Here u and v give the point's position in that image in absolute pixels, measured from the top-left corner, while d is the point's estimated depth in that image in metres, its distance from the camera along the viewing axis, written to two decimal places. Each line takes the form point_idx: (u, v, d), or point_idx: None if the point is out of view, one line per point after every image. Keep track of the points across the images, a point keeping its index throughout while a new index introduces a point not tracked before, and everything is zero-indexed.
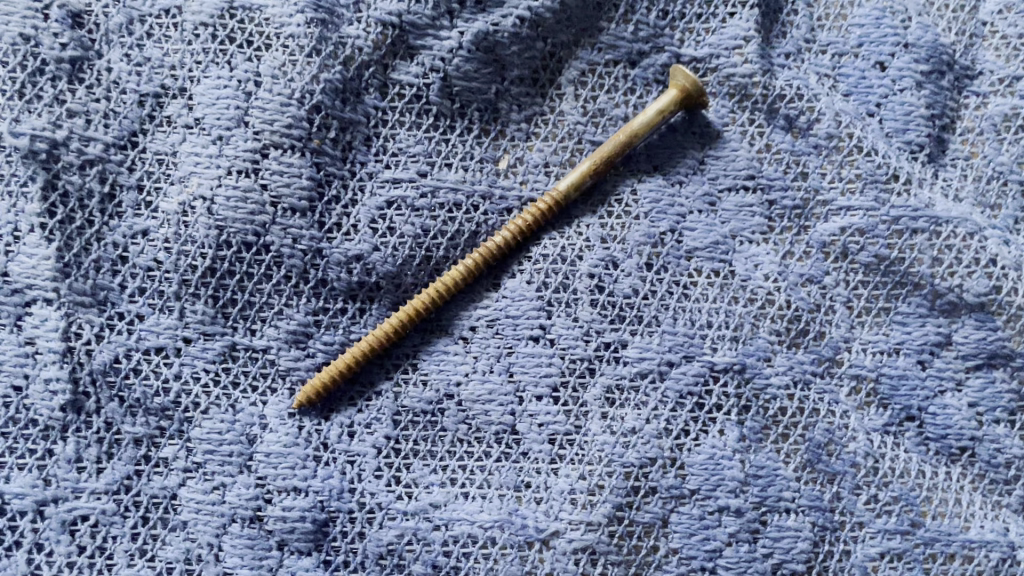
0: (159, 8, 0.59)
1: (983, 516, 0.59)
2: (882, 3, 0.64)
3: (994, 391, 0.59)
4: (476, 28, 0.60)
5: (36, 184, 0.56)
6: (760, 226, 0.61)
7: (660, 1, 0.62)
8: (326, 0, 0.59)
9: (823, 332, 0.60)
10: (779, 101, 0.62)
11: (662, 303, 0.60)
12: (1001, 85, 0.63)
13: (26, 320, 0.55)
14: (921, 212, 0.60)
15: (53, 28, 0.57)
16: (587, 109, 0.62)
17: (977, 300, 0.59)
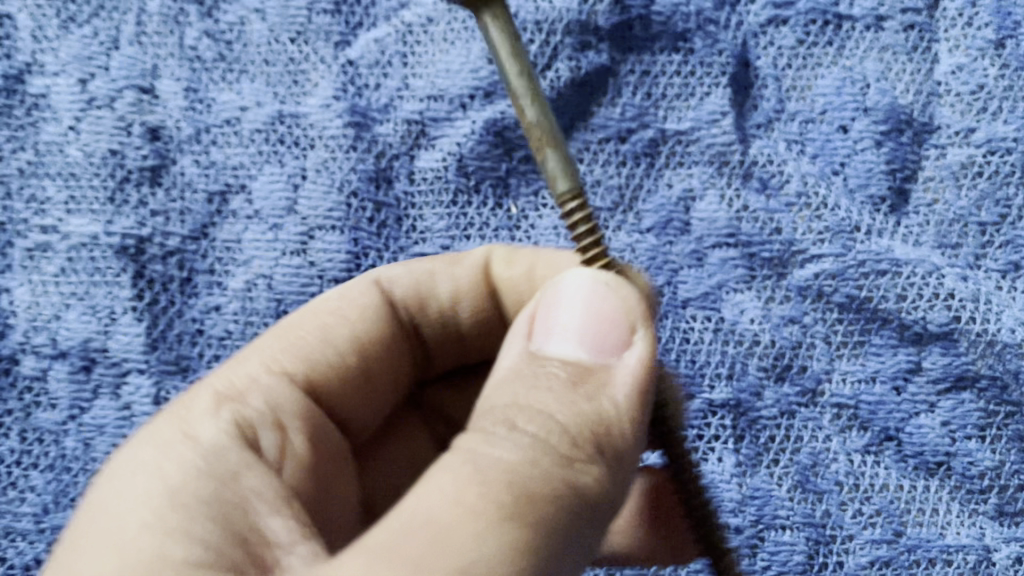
0: (221, 120, 0.71)
1: (960, 523, 0.65)
2: (843, 72, 0.72)
3: (963, 411, 0.66)
4: (486, 116, 0.70)
5: (127, 273, 0.68)
6: (743, 277, 0.69)
7: (643, 86, 0.73)
8: (360, 109, 0.71)
9: (806, 366, 0.68)
10: (753, 166, 0.71)
11: (665, 346, 0.69)
12: (958, 137, 0.70)
13: (124, 388, 0.66)
14: (881, 256, 0.68)
15: (135, 143, 0.70)
16: (587, 180, 0.72)
17: (941, 329, 0.67)
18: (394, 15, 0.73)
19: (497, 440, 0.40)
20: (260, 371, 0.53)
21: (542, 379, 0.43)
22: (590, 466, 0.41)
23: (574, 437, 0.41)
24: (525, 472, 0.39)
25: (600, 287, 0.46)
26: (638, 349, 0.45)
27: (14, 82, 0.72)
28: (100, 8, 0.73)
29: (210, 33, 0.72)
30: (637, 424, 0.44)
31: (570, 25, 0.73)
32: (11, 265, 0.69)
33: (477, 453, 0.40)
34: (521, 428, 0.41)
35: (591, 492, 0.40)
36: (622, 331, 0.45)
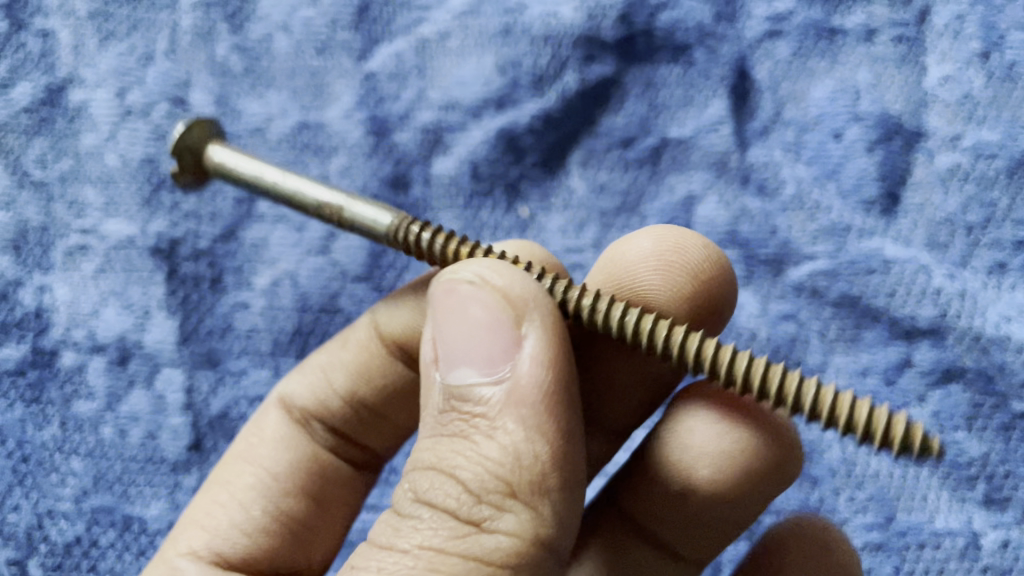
0: (251, 129, 0.76)
1: (949, 509, 0.66)
2: (836, 83, 0.76)
3: (951, 402, 0.68)
4: (498, 124, 0.76)
5: (161, 272, 0.73)
6: (741, 275, 0.73)
7: (646, 96, 0.77)
8: (381, 119, 0.77)
9: (801, 360, 0.71)
10: (750, 172, 0.75)
11: None
12: (946, 143, 0.73)
13: (156, 379, 0.70)
14: (872, 255, 0.72)
15: (170, 151, 0.75)
16: (593, 184, 0.76)
17: (929, 325, 0.69)
18: (411, 30, 0.78)
19: (406, 529, 0.43)
20: (206, 530, 0.59)
21: (440, 438, 0.44)
22: (494, 519, 0.42)
23: (464, 498, 0.42)
24: (438, 568, 0.41)
25: (462, 289, 0.47)
26: (529, 342, 0.45)
27: (56, 94, 0.77)
28: (137, 27, 0.78)
29: (240, 48, 0.78)
30: (548, 433, 0.43)
31: (576, 38, 0.77)
32: (53, 266, 0.73)
33: (382, 550, 0.43)
34: (418, 517, 0.43)
35: (502, 551, 0.41)
36: (508, 332, 0.45)
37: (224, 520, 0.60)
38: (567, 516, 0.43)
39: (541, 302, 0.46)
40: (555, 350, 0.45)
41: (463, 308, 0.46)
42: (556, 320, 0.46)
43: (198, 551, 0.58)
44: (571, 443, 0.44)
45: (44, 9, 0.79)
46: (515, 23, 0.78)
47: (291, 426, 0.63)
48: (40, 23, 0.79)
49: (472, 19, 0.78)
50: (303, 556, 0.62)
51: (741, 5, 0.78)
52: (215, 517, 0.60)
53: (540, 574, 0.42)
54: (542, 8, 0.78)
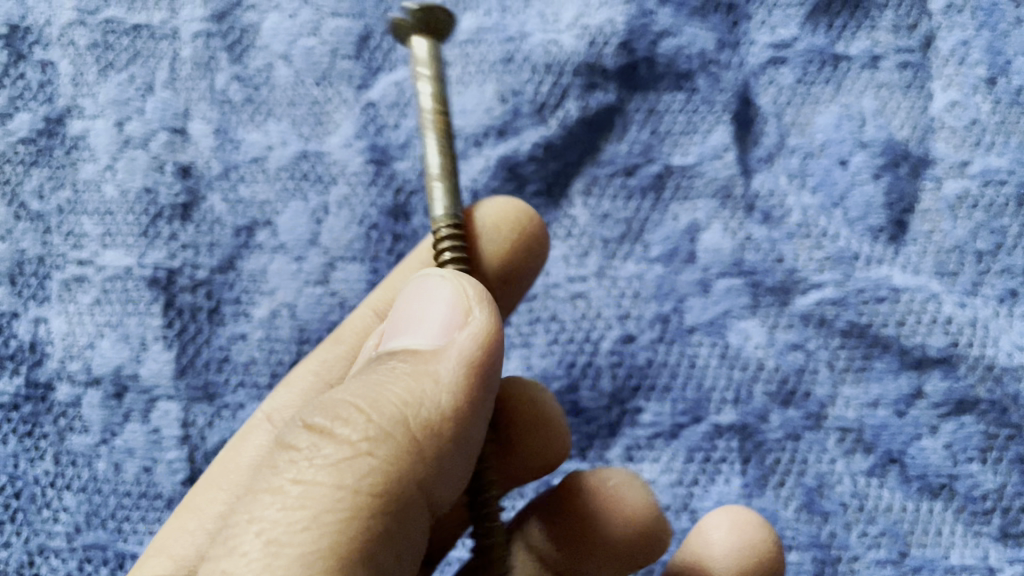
0: (249, 158, 0.76)
1: (963, 544, 0.64)
2: (840, 110, 0.75)
3: (965, 433, 0.66)
4: (499, 153, 0.75)
5: (159, 303, 0.72)
6: (747, 304, 0.71)
7: (649, 123, 0.77)
8: (381, 148, 0.76)
9: (810, 391, 0.69)
10: (756, 199, 0.74)
11: (672, 370, 0.71)
12: (954, 169, 0.72)
13: (152, 413, 0.69)
14: (880, 283, 0.70)
15: (168, 181, 0.75)
16: (596, 213, 0.75)
17: (940, 354, 0.68)
18: (412, 59, 0.78)
19: (276, 460, 0.43)
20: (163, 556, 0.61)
21: (354, 382, 0.45)
22: (375, 446, 0.43)
23: (354, 421, 0.43)
24: (314, 487, 0.41)
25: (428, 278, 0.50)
26: (470, 321, 0.47)
27: (55, 124, 0.77)
28: (138, 56, 0.78)
29: (239, 78, 0.78)
30: (450, 387, 0.45)
31: (578, 66, 0.77)
32: (49, 296, 0.72)
33: (260, 488, 0.42)
34: (300, 447, 0.43)
35: (371, 476, 0.42)
36: (451, 310, 0.48)
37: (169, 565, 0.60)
38: (438, 462, 0.45)
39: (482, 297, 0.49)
40: (489, 333, 0.47)
41: (420, 295, 0.49)
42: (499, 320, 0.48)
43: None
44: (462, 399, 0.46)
45: (44, 38, 0.79)
46: (517, 51, 0.78)
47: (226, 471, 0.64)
48: (39, 54, 0.79)
49: (473, 48, 0.78)
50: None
51: (744, 32, 0.78)
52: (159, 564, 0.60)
53: (396, 507, 0.43)
54: (543, 35, 0.78)
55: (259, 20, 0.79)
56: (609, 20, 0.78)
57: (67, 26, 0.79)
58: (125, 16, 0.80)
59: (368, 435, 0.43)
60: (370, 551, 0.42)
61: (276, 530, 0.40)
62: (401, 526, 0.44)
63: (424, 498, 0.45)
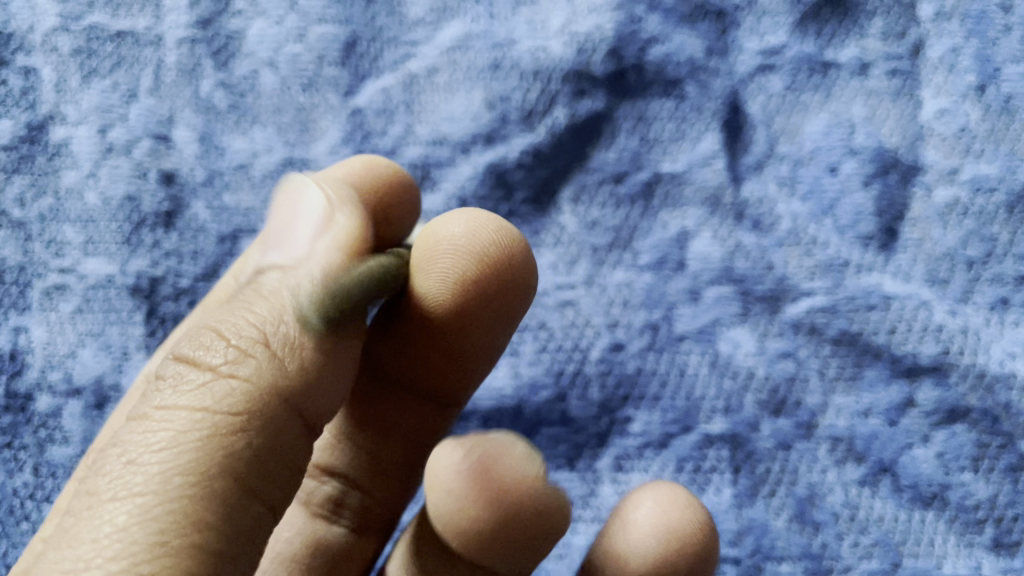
0: (234, 165, 0.75)
1: (957, 555, 0.63)
2: (830, 117, 0.75)
3: (957, 442, 0.65)
4: (487, 160, 0.75)
5: (141, 312, 0.71)
6: (737, 312, 0.71)
7: (637, 130, 0.76)
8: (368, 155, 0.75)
9: (801, 400, 0.68)
10: (745, 207, 0.73)
11: (662, 380, 0.70)
12: (944, 177, 0.72)
13: None
14: (871, 291, 0.70)
15: (152, 188, 0.74)
16: (584, 221, 0.75)
17: (931, 363, 0.67)
18: (399, 66, 0.78)
19: (159, 376, 0.44)
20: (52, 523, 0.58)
21: (222, 308, 0.47)
22: (234, 368, 0.43)
23: (215, 344, 0.44)
24: (182, 410, 0.42)
25: (303, 192, 0.54)
26: (340, 227, 0.50)
27: (37, 131, 0.76)
28: (122, 63, 0.77)
29: (224, 84, 0.77)
30: (315, 297, 0.47)
31: (566, 73, 0.77)
32: (29, 306, 0.71)
33: (131, 414, 0.43)
34: (166, 379, 0.44)
35: (232, 395, 0.43)
36: (320, 224, 0.51)
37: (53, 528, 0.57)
38: (306, 379, 0.45)
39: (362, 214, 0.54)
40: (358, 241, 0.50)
41: (296, 213, 0.52)
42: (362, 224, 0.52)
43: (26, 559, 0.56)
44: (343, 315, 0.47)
45: (27, 45, 0.78)
46: (505, 57, 0.77)
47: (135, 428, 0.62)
48: (22, 60, 0.78)
49: (460, 54, 0.77)
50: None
51: (732, 39, 0.78)
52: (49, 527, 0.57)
53: (267, 422, 0.43)
54: (531, 42, 0.78)
55: (245, 27, 0.79)
56: (598, 27, 0.78)
57: (51, 33, 0.78)
58: (109, 22, 0.79)
59: (228, 348, 0.44)
60: (235, 469, 0.42)
61: (139, 449, 0.41)
62: (270, 441, 0.44)
63: (298, 414, 0.45)
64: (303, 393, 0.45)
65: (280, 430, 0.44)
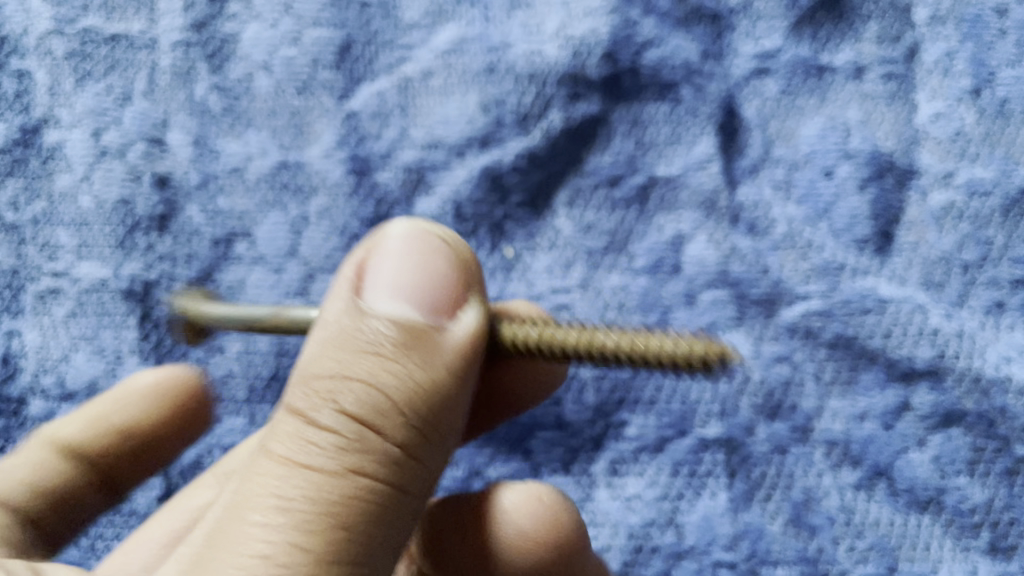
0: (228, 169, 0.75)
1: (952, 559, 0.63)
2: (825, 120, 0.75)
3: (952, 446, 0.65)
4: (483, 163, 0.74)
5: (135, 316, 0.70)
6: (732, 316, 0.71)
7: (633, 134, 0.76)
8: (363, 158, 0.75)
9: (796, 404, 0.68)
10: (741, 211, 0.74)
11: (657, 384, 0.70)
12: (939, 181, 0.72)
13: None
14: (866, 294, 0.70)
15: (146, 192, 0.74)
16: (580, 224, 0.75)
17: (927, 366, 0.67)
18: (394, 69, 0.78)
19: (311, 434, 0.39)
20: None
21: (334, 357, 0.40)
22: (361, 463, 0.39)
23: (388, 415, 0.39)
24: (298, 502, 0.38)
25: (389, 243, 0.44)
26: (469, 313, 0.43)
27: (31, 135, 0.76)
28: (116, 66, 0.77)
29: (219, 88, 0.77)
30: (449, 367, 0.41)
31: (561, 77, 0.76)
32: (23, 310, 0.71)
33: (297, 465, 0.38)
34: (322, 442, 0.39)
35: (360, 496, 0.38)
36: (455, 290, 0.44)
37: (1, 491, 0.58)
38: (406, 467, 0.40)
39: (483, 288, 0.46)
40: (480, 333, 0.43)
41: (414, 246, 0.44)
42: (481, 304, 0.45)
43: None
44: (459, 389, 0.42)
45: (21, 49, 0.78)
46: (500, 61, 0.77)
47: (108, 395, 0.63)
48: (16, 64, 0.78)
49: (456, 58, 0.77)
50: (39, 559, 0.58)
51: (727, 43, 0.78)
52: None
53: (394, 519, 0.40)
54: (526, 46, 0.78)
55: (239, 30, 0.78)
56: (593, 30, 0.77)
57: (44, 35, 0.78)
58: (103, 25, 0.78)
59: (354, 438, 0.39)
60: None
61: (243, 551, 0.36)
62: (376, 534, 0.39)
63: (410, 501, 0.41)
64: (415, 482, 0.41)
65: (388, 523, 0.39)
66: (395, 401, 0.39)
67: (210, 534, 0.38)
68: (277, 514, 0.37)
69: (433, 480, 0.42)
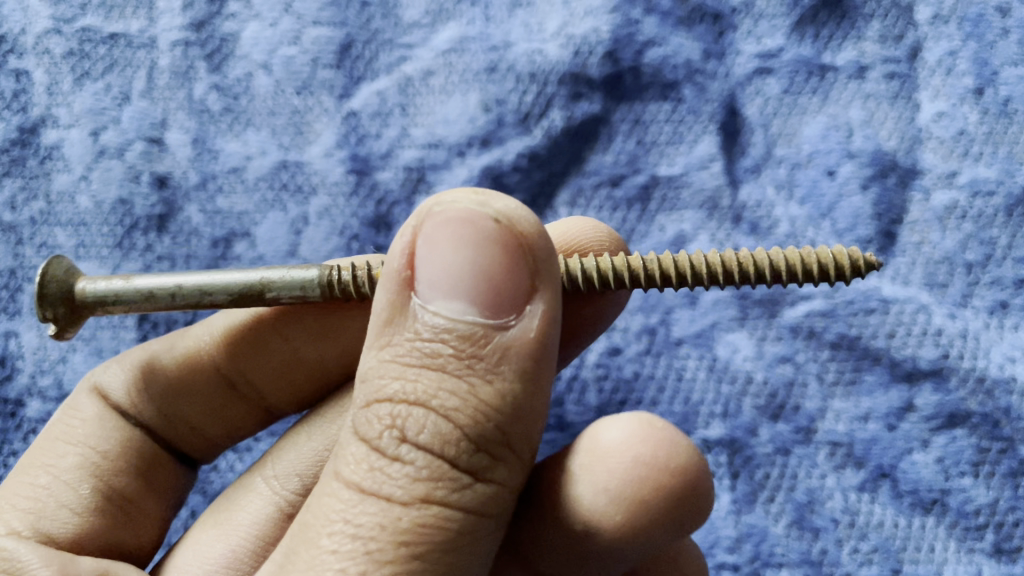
0: (227, 168, 0.74)
1: (956, 560, 0.63)
2: (827, 120, 0.74)
3: (957, 447, 0.65)
4: (484, 162, 0.74)
5: (133, 316, 0.70)
6: (735, 316, 0.71)
7: (634, 133, 0.76)
8: (363, 158, 0.75)
9: (800, 405, 0.68)
10: (744, 210, 0.73)
11: (660, 385, 0.70)
12: (942, 180, 0.71)
13: None
14: (870, 294, 0.69)
15: (144, 192, 0.73)
16: None
17: (931, 367, 0.67)
18: (394, 69, 0.77)
19: (386, 462, 0.40)
20: (70, 445, 0.58)
21: (396, 369, 0.41)
22: (427, 489, 0.39)
23: (462, 445, 0.40)
24: (364, 530, 0.38)
25: (435, 212, 0.42)
26: (534, 304, 0.41)
27: (29, 134, 0.75)
28: (114, 65, 0.77)
29: (218, 87, 0.76)
30: (515, 380, 0.40)
31: (562, 75, 0.76)
32: (20, 310, 0.70)
33: (368, 493, 0.39)
34: (394, 466, 0.40)
35: (430, 523, 0.39)
36: (520, 276, 0.41)
37: (74, 460, 0.57)
38: (481, 488, 0.40)
39: (553, 269, 0.42)
40: (546, 325, 0.41)
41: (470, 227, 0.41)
42: (552, 289, 0.42)
43: (37, 492, 0.56)
44: (534, 397, 0.41)
45: (19, 48, 0.78)
46: (501, 60, 0.77)
47: (146, 371, 0.61)
48: (14, 62, 0.77)
49: (456, 57, 0.77)
50: (132, 535, 0.58)
51: (729, 42, 0.77)
52: (67, 455, 0.58)
53: (471, 543, 0.40)
54: (527, 45, 0.77)
55: (239, 30, 0.78)
56: (594, 30, 0.77)
57: (43, 35, 0.78)
58: (102, 25, 0.78)
59: (418, 463, 0.40)
60: None
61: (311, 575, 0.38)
62: (452, 562, 0.39)
63: (487, 523, 0.41)
64: (489, 501, 0.41)
65: (465, 550, 0.40)
66: (457, 424, 0.40)
67: (286, 548, 0.41)
68: (345, 536, 0.38)
69: (513, 488, 0.43)
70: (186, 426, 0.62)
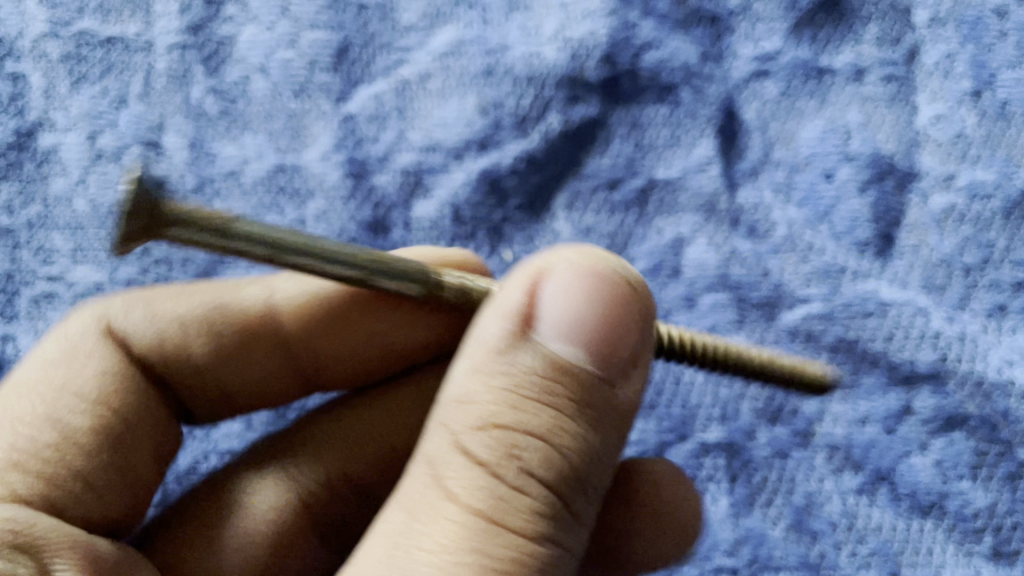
0: (225, 172, 0.74)
1: (955, 564, 0.63)
2: (825, 123, 0.74)
3: (955, 450, 0.65)
4: (481, 165, 0.74)
5: None
6: (733, 320, 0.70)
7: (632, 136, 0.76)
8: (360, 161, 0.75)
9: (798, 409, 0.68)
10: (741, 214, 0.73)
11: (658, 388, 0.69)
12: (940, 182, 0.71)
13: None
14: (868, 297, 0.69)
15: None
16: (579, 227, 0.74)
17: (929, 370, 0.67)
18: (391, 72, 0.77)
19: (493, 484, 0.39)
20: (74, 395, 0.54)
21: (517, 394, 0.40)
22: (535, 520, 0.39)
23: (557, 480, 0.40)
24: (473, 553, 0.38)
25: (562, 265, 0.43)
26: (637, 372, 0.43)
27: (25, 138, 0.75)
28: (112, 69, 0.77)
29: (215, 91, 0.76)
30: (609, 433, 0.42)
31: (559, 79, 0.76)
32: (17, 314, 0.70)
33: (478, 517, 0.39)
34: (504, 493, 0.39)
35: (535, 554, 0.39)
36: (632, 342, 0.42)
37: (76, 411, 0.54)
38: (570, 523, 0.40)
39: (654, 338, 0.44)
40: (637, 390, 0.43)
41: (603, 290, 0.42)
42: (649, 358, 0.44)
43: (40, 446, 0.51)
44: (615, 446, 0.42)
45: (16, 51, 0.78)
46: (498, 63, 0.77)
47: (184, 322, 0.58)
48: (11, 66, 0.77)
49: (453, 60, 0.77)
50: (126, 498, 0.55)
51: (727, 45, 0.77)
52: (70, 408, 0.54)
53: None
54: (524, 48, 0.77)
55: (236, 33, 0.78)
56: (591, 32, 0.77)
57: (40, 38, 0.78)
58: (99, 28, 0.78)
59: (529, 493, 0.39)
60: None
61: None
62: None
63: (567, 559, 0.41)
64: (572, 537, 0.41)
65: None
66: (564, 450, 0.40)
67: (369, 561, 0.39)
68: (457, 558, 0.38)
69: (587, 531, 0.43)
70: (203, 389, 0.60)
